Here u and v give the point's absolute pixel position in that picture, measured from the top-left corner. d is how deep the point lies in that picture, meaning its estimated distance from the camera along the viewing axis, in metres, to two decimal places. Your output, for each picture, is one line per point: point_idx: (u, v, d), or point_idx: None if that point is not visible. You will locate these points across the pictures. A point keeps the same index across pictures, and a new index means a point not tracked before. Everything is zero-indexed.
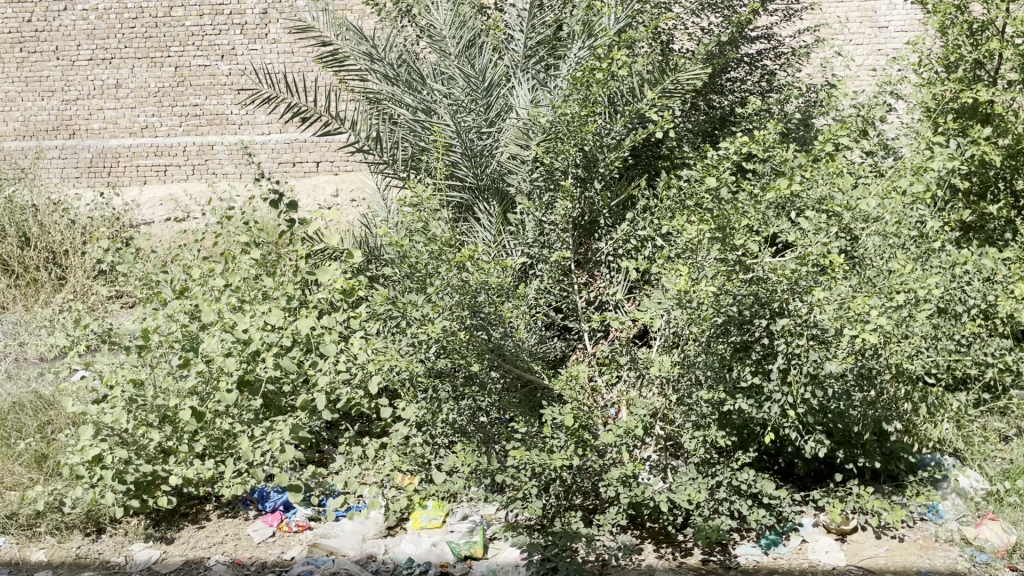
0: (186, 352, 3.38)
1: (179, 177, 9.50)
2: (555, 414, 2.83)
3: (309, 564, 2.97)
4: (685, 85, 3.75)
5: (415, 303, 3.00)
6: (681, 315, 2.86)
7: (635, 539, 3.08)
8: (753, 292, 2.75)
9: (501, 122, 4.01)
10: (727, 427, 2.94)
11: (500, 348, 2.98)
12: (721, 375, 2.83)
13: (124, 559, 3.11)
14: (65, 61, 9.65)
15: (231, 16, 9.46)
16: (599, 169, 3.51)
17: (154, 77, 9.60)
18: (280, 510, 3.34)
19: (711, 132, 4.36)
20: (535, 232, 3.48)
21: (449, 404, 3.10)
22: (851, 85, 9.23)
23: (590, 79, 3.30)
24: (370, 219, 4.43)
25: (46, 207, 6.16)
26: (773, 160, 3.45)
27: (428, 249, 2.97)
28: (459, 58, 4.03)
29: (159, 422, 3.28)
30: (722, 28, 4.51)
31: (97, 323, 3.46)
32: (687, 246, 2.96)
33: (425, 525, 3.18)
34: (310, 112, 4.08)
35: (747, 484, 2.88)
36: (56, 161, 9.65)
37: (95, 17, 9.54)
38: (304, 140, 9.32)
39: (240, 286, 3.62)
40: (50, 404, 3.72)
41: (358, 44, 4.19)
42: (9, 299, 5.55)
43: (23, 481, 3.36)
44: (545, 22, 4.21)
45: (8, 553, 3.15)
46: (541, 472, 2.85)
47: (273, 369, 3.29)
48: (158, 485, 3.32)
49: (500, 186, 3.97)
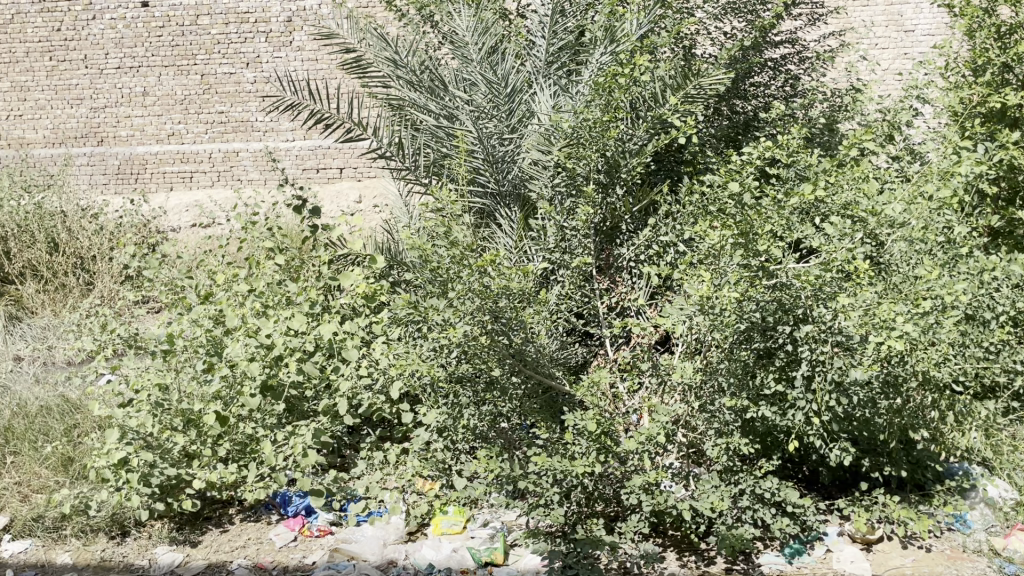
0: (211, 357, 3.40)
1: (205, 184, 9.38)
2: (576, 420, 2.84)
3: (330, 569, 2.98)
4: (708, 90, 3.73)
5: (436, 308, 3.00)
6: (703, 321, 2.83)
7: (657, 547, 3.05)
8: (776, 298, 2.76)
9: (523, 129, 4.03)
10: (749, 435, 2.93)
11: (521, 353, 3.00)
12: (744, 383, 2.83)
13: (147, 562, 3.13)
14: (94, 70, 9.68)
15: (256, 24, 9.43)
16: (621, 174, 3.50)
17: (180, 85, 9.58)
18: (302, 514, 3.36)
19: (733, 137, 4.32)
20: (556, 238, 3.42)
21: (470, 409, 3.09)
22: (876, 90, 9.13)
23: (612, 85, 3.32)
24: (391, 224, 4.43)
25: (75, 213, 6.22)
26: (798, 165, 3.46)
27: (449, 254, 2.99)
28: (481, 64, 4.04)
29: (184, 426, 3.31)
30: (746, 32, 4.46)
31: (123, 327, 3.54)
32: (710, 251, 2.92)
33: (445, 531, 3.18)
34: (332, 118, 4.12)
35: (770, 492, 2.85)
36: (85, 168, 9.53)
37: (123, 26, 9.57)
38: (326, 147, 9.22)
39: (265, 292, 3.64)
40: (76, 408, 3.81)
41: (382, 51, 4.24)
42: (37, 303, 5.67)
43: (49, 484, 3.42)
44: (567, 28, 4.19)
45: (34, 554, 3.19)
46: (563, 478, 2.84)
47: (296, 373, 3.36)
48: (181, 488, 3.35)
49: (522, 191, 4.01)
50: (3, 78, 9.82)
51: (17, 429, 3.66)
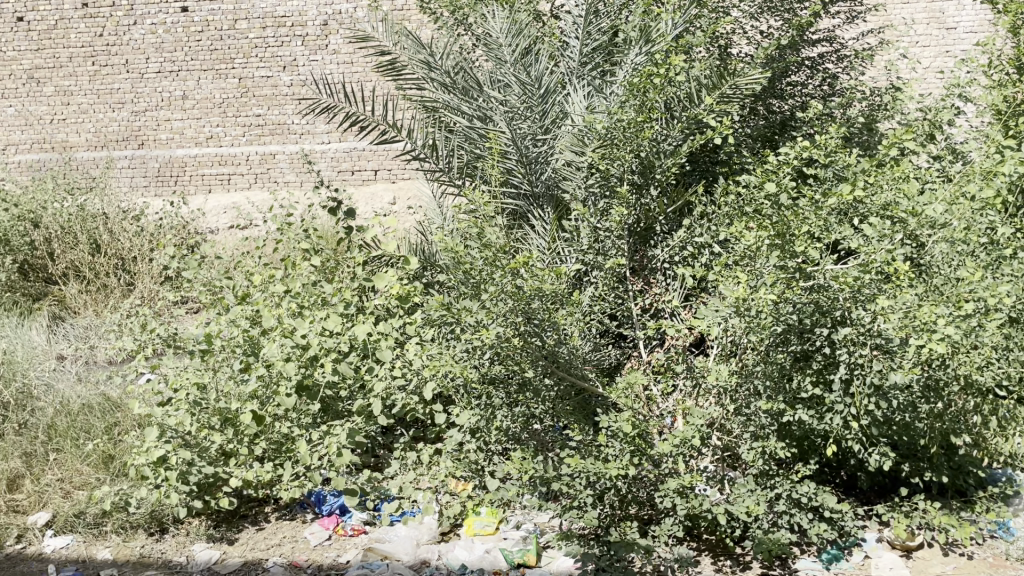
0: (248, 357, 3.45)
1: (243, 186, 9.52)
2: (610, 422, 2.83)
3: (364, 568, 2.99)
4: (744, 91, 3.68)
5: (469, 309, 3.01)
6: (739, 323, 2.79)
7: (691, 551, 3.03)
8: (813, 300, 2.73)
9: (557, 129, 4.02)
10: (786, 438, 2.90)
11: (554, 354, 3.00)
12: (780, 386, 2.79)
13: (185, 559, 3.18)
14: (135, 74, 9.81)
15: (293, 28, 9.50)
16: (656, 175, 3.47)
17: (219, 88, 9.67)
18: (336, 513, 3.40)
19: (770, 137, 4.26)
20: (589, 239, 3.39)
21: (503, 410, 3.06)
22: (917, 89, 8.97)
23: (647, 85, 3.30)
24: (425, 226, 4.45)
25: (116, 215, 6.35)
26: (836, 165, 3.41)
27: (483, 256, 3.00)
28: (515, 65, 4.02)
29: (221, 424, 3.35)
30: (782, 31, 4.42)
31: (163, 327, 3.60)
32: (746, 253, 2.88)
33: (478, 532, 3.21)
34: (368, 121, 4.17)
35: (807, 497, 2.81)
36: (125, 171, 9.85)
37: (163, 31, 9.70)
38: (361, 149, 9.28)
39: (300, 292, 3.68)
40: (117, 406, 3.89)
41: (416, 53, 4.25)
42: (79, 303, 5.80)
43: (91, 481, 3.50)
44: (601, 28, 4.17)
45: (76, 550, 3.25)
46: (596, 481, 2.83)
47: (331, 374, 3.39)
48: (219, 486, 3.40)
49: (555, 192, 4.00)
50: (46, 83, 9.98)
51: (60, 427, 3.74)
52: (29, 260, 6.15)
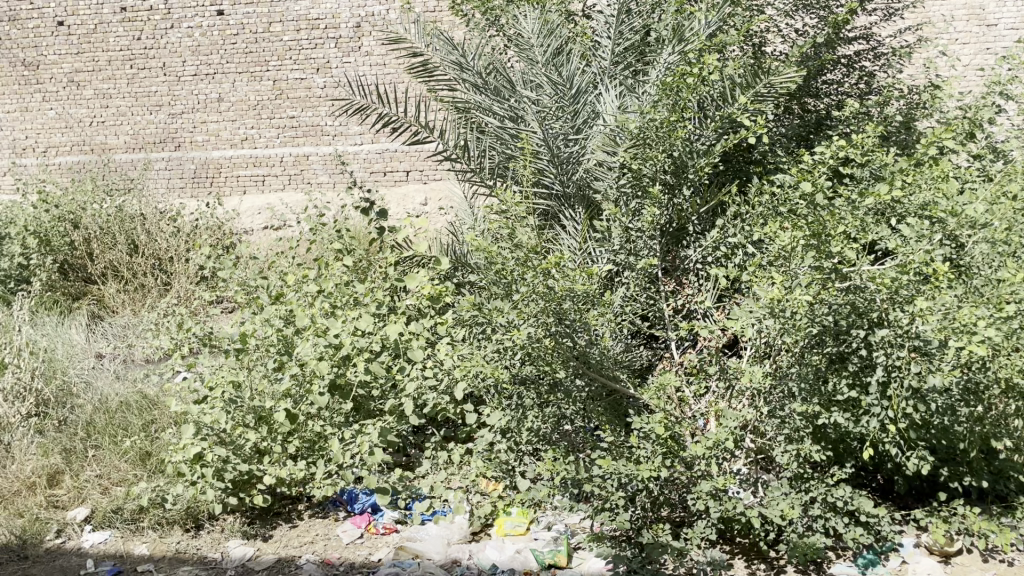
0: (281, 356, 3.49)
1: (277, 187, 9.65)
2: (643, 424, 2.82)
3: (395, 567, 3.01)
4: (779, 90, 3.65)
5: (501, 309, 3.01)
6: (774, 324, 2.75)
7: (725, 554, 3.00)
8: (849, 301, 2.71)
9: (588, 129, 4.02)
10: (821, 442, 2.86)
11: (585, 356, 2.98)
12: (815, 388, 2.75)
13: (220, 556, 3.22)
14: (172, 77, 9.91)
15: (326, 30, 9.54)
16: (689, 175, 3.42)
17: (254, 91, 9.74)
18: (368, 512, 3.42)
19: (805, 137, 4.18)
20: (621, 240, 3.39)
21: (535, 411, 3.10)
22: (957, 86, 8.81)
23: (680, 84, 3.27)
24: (456, 226, 4.46)
25: (153, 216, 6.45)
26: (873, 165, 3.36)
27: (514, 256, 3.00)
28: (546, 66, 4.03)
29: (256, 423, 3.38)
30: (818, 29, 4.37)
31: (198, 327, 3.65)
32: (780, 253, 2.84)
33: (509, 532, 3.19)
34: (400, 122, 4.20)
35: (843, 501, 2.77)
36: (162, 172, 10.01)
37: (200, 34, 9.77)
38: (393, 150, 9.34)
39: (333, 292, 3.71)
40: (154, 404, 3.95)
41: (448, 54, 4.26)
42: (118, 302, 5.90)
43: (128, 477, 3.56)
44: (633, 28, 4.15)
45: (113, 545, 3.31)
46: (628, 482, 2.82)
47: (363, 373, 3.42)
48: (253, 484, 3.43)
49: (587, 193, 4.00)
50: (86, 86, 10.16)
51: (99, 423, 3.81)
52: (69, 260, 6.20)
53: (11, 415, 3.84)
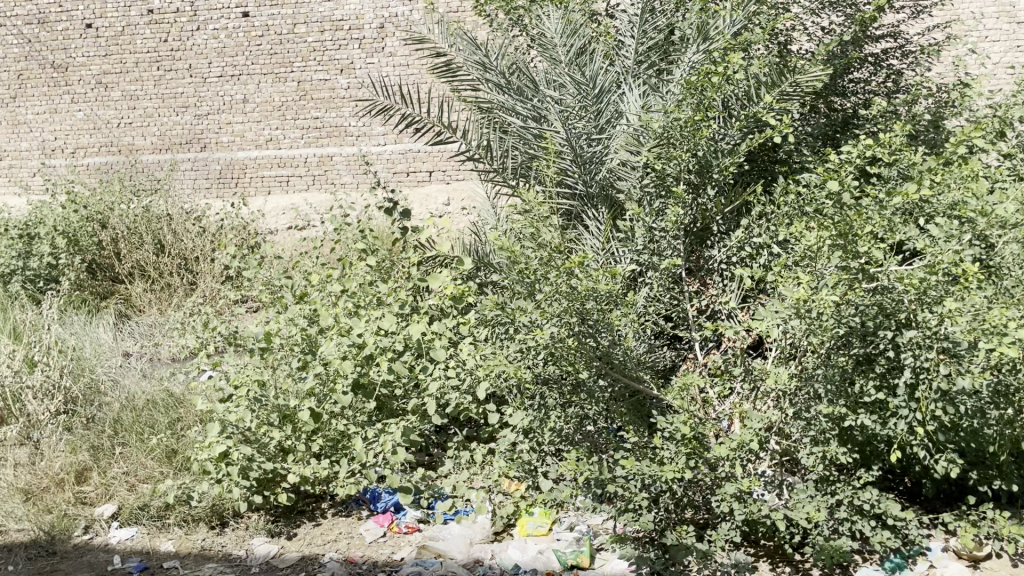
0: (305, 355, 3.51)
1: (301, 188, 9.71)
2: (666, 425, 2.81)
3: (418, 565, 3.02)
4: (805, 88, 3.62)
5: (523, 309, 3.01)
6: (799, 325, 2.72)
7: (749, 556, 2.98)
8: (875, 302, 2.68)
9: (611, 129, 4.01)
10: (847, 444, 2.83)
11: (608, 356, 2.96)
12: (842, 390, 2.72)
13: (245, 553, 3.24)
14: (198, 78, 10.00)
15: (350, 31, 9.55)
16: (713, 174, 3.38)
17: (278, 92, 9.81)
18: (391, 511, 3.44)
19: (831, 136, 4.14)
20: (645, 239, 3.37)
21: (557, 411, 3.09)
22: (987, 85, 8.69)
23: (705, 83, 3.26)
24: (479, 226, 4.47)
25: (180, 216, 6.52)
26: (901, 164, 3.32)
27: (538, 256, 2.99)
28: (569, 65, 4.02)
29: (280, 421, 3.41)
30: (844, 27, 4.33)
31: (224, 326, 3.68)
32: (806, 254, 2.83)
33: (531, 532, 3.20)
34: (423, 122, 4.22)
35: (870, 504, 2.74)
36: (189, 172, 10.13)
37: (225, 35, 9.86)
38: (416, 151, 9.37)
39: (357, 292, 3.73)
40: (180, 402, 3.99)
41: (472, 55, 4.28)
42: (144, 302, 5.97)
43: (155, 474, 3.60)
44: (657, 27, 4.14)
45: (140, 542, 3.34)
46: (651, 483, 2.81)
47: (387, 372, 3.43)
48: (277, 482, 3.46)
49: (610, 193, 3.98)
50: (114, 87, 10.29)
51: (126, 421, 3.86)
52: (97, 259, 6.28)
53: (41, 412, 3.90)
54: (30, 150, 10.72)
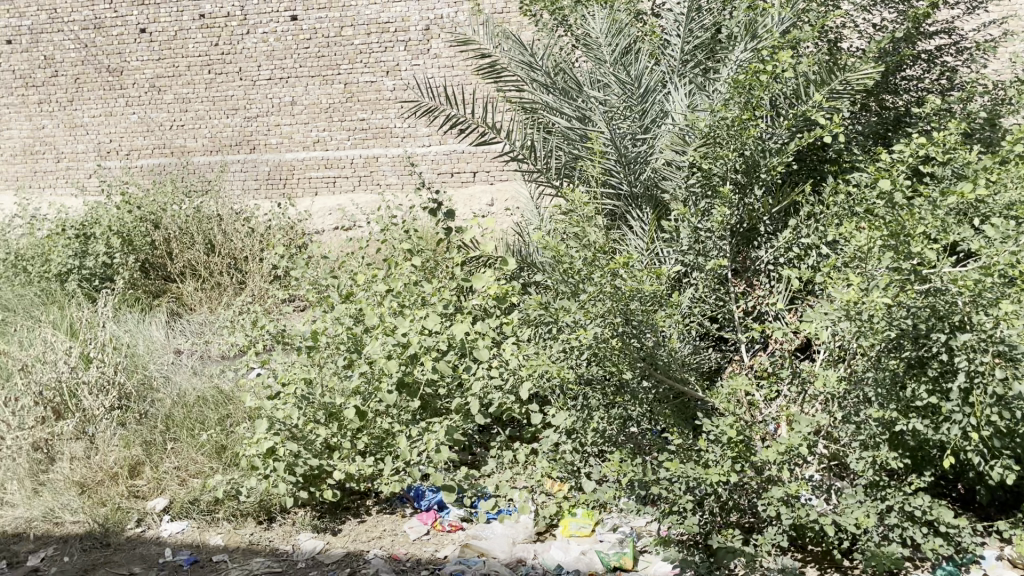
0: (351, 354, 3.55)
1: (347, 189, 9.83)
2: (712, 427, 2.78)
3: (460, 564, 3.03)
4: (856, 87, 3.55)
5: (567, 309, 3.00)
6: (849, 327, 2.66)
7: (796, 562, 2.94)
8: (928, 304, 2.60)
9: (656, 129, 3.99)
10: (898, 449, 2.78)
11: (652, 357, 2.95)
12: (892, 393, 2.68)
13: (292, 548, 3.29)
14: (248, 81, 10.19)
15: (396, 33, 9.62)
16: (760, 174, 3.35)
17: (325, 94, 9.93)
18: (434, 509, 3.46)
19: (882, 134, 4.05)
20: (690, 240, 3.34)
21: (601, 412, 3.09)
22: None
23: (753, 82, 3.23)
24: (522, 226, 4.48)
25: (229, 216, 6.65)
26: (955, 163, 3.24)
27: (582, 256, 2.97)
28: (614, 65, 4.00)
29: (326, 419, 3.45)
30: (896, 23, 4.24)
31: (272, 325, 3.75)
32: (856, 254, 2.78)
33: (574, 533, 3.18)
34: (467, 122, 4.24)
35: (922, 511, 2.68)
36: (238, 174, 10.33)
37: (274, 38, 10.00)
38: (460, 152, 9.42)
39: (402, 292, 3.77)
40: (230, 399, 4.08)
41: (518, 55, 4.27)
42: (196, 301, 6.11)
43: (205, 469, 3.68)
44: (703, 26, 4.12)
45: (190, 535, 3.42)
46: (696, 486, 2.79)
47: (431, 372, 3.46)
48: (323, 479, 3.50)
49: (654, 193, 3.96)
50: (166, 91, 10.53)
51: (177, 417, 3.97)
52: (150, 259, 6.44)
53: (96, 407, 4.01)
54: (86, 152, 11.02)
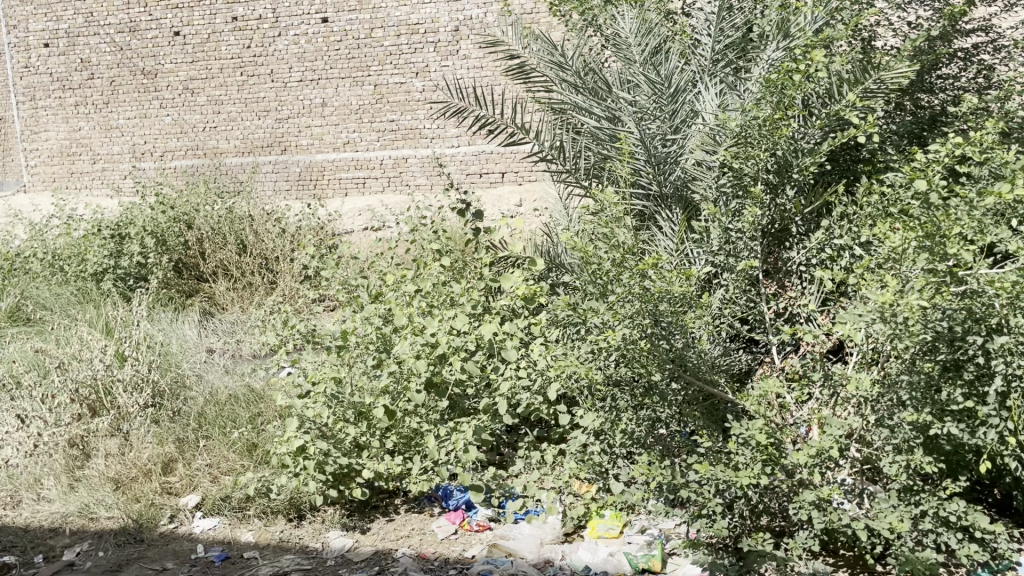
0: (380, 354, 3.57)
1: (376, 190, 9.96)
2: (742, 430, 2.75)
3: (488, 564, 3.04)
4: (890, 86, 3.51)
5: (596, 309, 2.99)
6: (883, 329, 2.61)
7: (828, 566, 2.91)
8: (964, 306, 2.57)
9: (686, 129, 3.96)
10: (933, 453, 2.74)
11: (682, 359, 2.93)
12: (927, 397, 2.64)
13: (321, 546, 3.32)
14: (279, 83, 10.29)
15: (426, 35, 9.66)
16: (793, 175, 3.31)
17: (355, 95, 10.00)
18: (462, 509, 3.47)
19: (918, 134, 3.99)
20: (720, 240, 3.33)
21: (628, 414, 3.07)
22: None
23: (786, 82, 3.15)
24: (551, 227, 4.47)
25: (261, 217, 6.72)
26: (993, 163, 3.18)
27: (610, 256, 2.93)
28: (644, 65, 4.01)
29: (356, 418, 3.47)
30: (932, 21, 4.17)
31: (302, 324, 3.78)
32: (890, 255, 2.74)
33: (602, 534, 3.17)
34: (497, 124, 4.26)
35: (956, 516, 2.64)
36: (270, 175, 10.41)
37: (306, 41, 10.09)
38: (489, 152, 9.43)
39: (431, 292, 3.79)
40: (261, 398, 4.13)
41: (549, 55, 4.26)
42: (228, 300, 6.19)
43: (236, 467, 3.73)
44: (734, 25, 4.08)
45: (222, 531, 3.46)
46: (725, 488, 2.76)
47: (459, 372, 3.47)
48: (352, 477, 3.52)
49: (684, 193, 3.93)
50: (199, 93, 10.67)
51: (209, 415, 4.03)
52: (183, 259, 6.53)
53: (131, 405, 4.07)
54: (121, 154, 11.21)
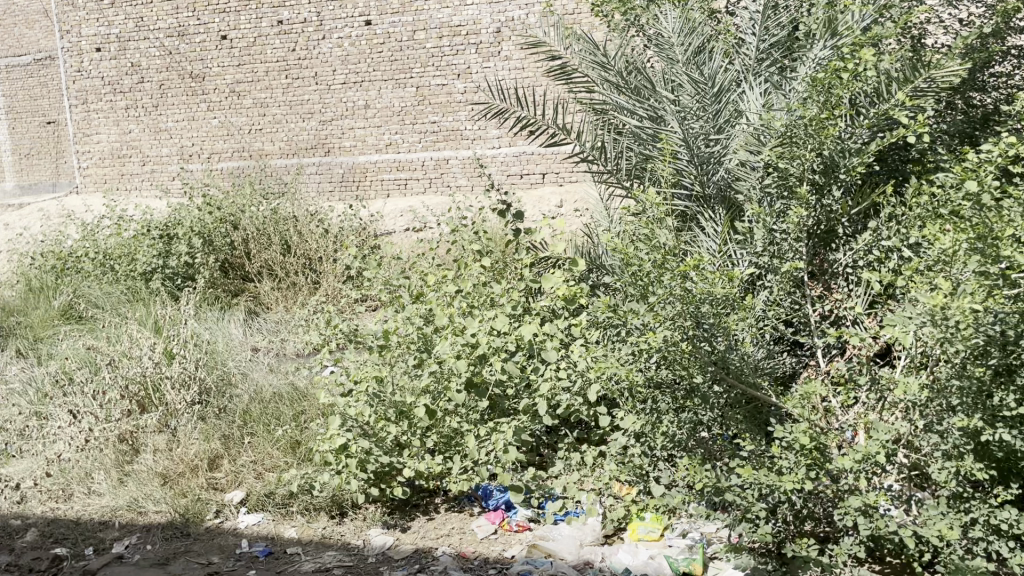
0: (421, 353, 3.59)
1: (418, 190, 10.03)
2: (786, 434, 2.71)
3: (528, 564, 3.05)
4: (940, 84, 3.44)
5: (637, 311, 2.98)
6: (932, 332, 2.57)
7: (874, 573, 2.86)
8: (1018, 309, 2.50)
9: (730, 129, 3.90)
10: (985, 460, 2.66)
11: (725, 361, 2.90)
12: (978, 402, 2.58)
13: (363, 543, 3.36)
14: (323, 85, 10.41)
15: (467, 37, 9.70)
16: (840, 175, 3.28)
17: (397, 97, 10.08)
18: (502, 509, 3.47)
19: (969, 134, 3.91)
20: (764, 241, 3.27)
21: (670, 416, 3.07)
22: None
23: (833, 81, 3.14)
24: (592, 228, 4.45)
25: (304, 218, 6.82)
26: None
27: (652, 258, 2.92)
28: (687, 65, 3.97)
29: (397, 417, 3.50)
30: (984, 18, 4.07)
31: (345, 324, 3.83)
32: (941, 257, 2.72)
33: (642, 537, 3.16)
34: (538, 125, 4.26)
35: (1009, 524, 2.55)
36: (314, 176, 10.54)
37: (349, 43, 10.20)
38: (530, 153, 9.45)
39: (471, 293, 3.81)
40: (305, 396, 4.20)
41: (591, 54, 4.25)
42: (272, 300, 6.29)
43: (280, 463, 3.79)
44: (780, 23, 4.03)
45: (266, 527, 3.51)
46: (768, 493, 2.73)
47: (500, 372, 3.47)
48: (393, 476, 3.55)
49: (727, 194, 3.90)
50: (245, 96, 10.86)
51: (254, 412, 4.12)
52: (229, 259, 6.65)
53: (178, 402, 4.16)
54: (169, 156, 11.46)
